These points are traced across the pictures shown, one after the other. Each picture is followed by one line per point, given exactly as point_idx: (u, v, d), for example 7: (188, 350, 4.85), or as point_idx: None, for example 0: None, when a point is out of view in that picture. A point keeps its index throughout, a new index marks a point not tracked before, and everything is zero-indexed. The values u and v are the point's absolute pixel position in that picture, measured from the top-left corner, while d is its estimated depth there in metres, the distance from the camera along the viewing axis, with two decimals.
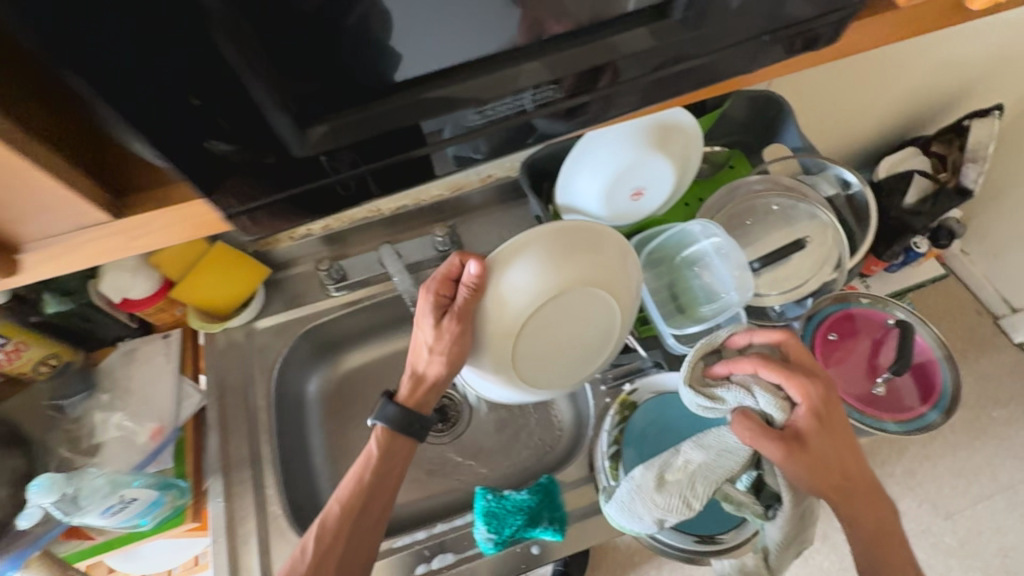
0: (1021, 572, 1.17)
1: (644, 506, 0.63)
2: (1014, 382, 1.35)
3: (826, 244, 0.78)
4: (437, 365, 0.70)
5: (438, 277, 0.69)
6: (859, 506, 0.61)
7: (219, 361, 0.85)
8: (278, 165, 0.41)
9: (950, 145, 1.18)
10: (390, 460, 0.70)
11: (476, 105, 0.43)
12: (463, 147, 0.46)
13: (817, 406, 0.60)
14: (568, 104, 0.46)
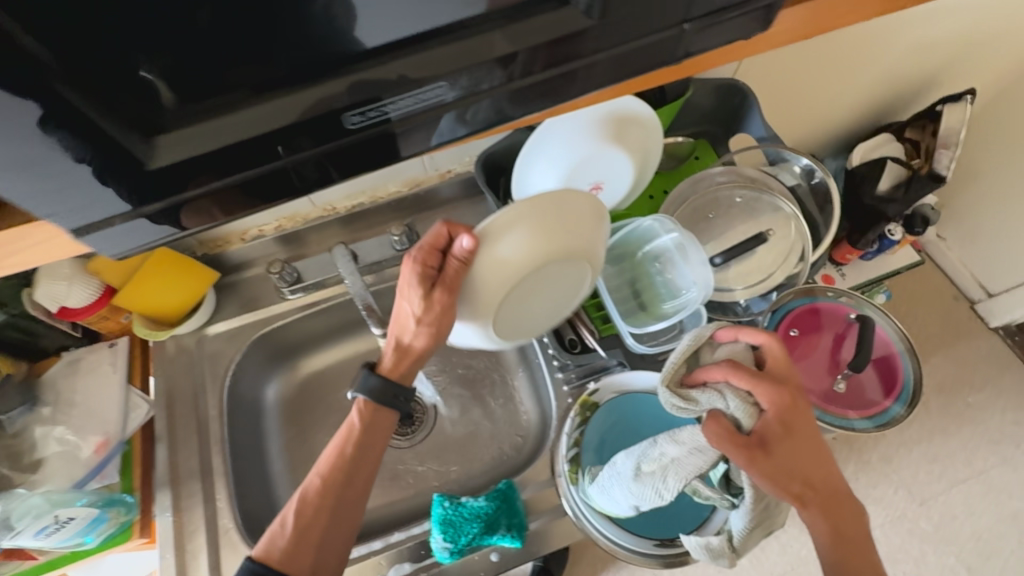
0: (995, 555, 1.17)
1: (621, 492, 0.63)
2: (990, 366, 1.34)
3: (789, 237, 0.76)
4: (424, 338, 0.67)
5: (425, 246, 0.65)
6: (825, 514, 0.58)
7: (168, 369, 0.82)
8: (226, 153, 0.40)
9: (922, 131, 1.15)
10: (375, 434, 0.69)
11: (377, 97, 0.40)
12: (372, 145, 0.44)
13: (786, 414, 0.56)
14: (485, 100, 0.43)
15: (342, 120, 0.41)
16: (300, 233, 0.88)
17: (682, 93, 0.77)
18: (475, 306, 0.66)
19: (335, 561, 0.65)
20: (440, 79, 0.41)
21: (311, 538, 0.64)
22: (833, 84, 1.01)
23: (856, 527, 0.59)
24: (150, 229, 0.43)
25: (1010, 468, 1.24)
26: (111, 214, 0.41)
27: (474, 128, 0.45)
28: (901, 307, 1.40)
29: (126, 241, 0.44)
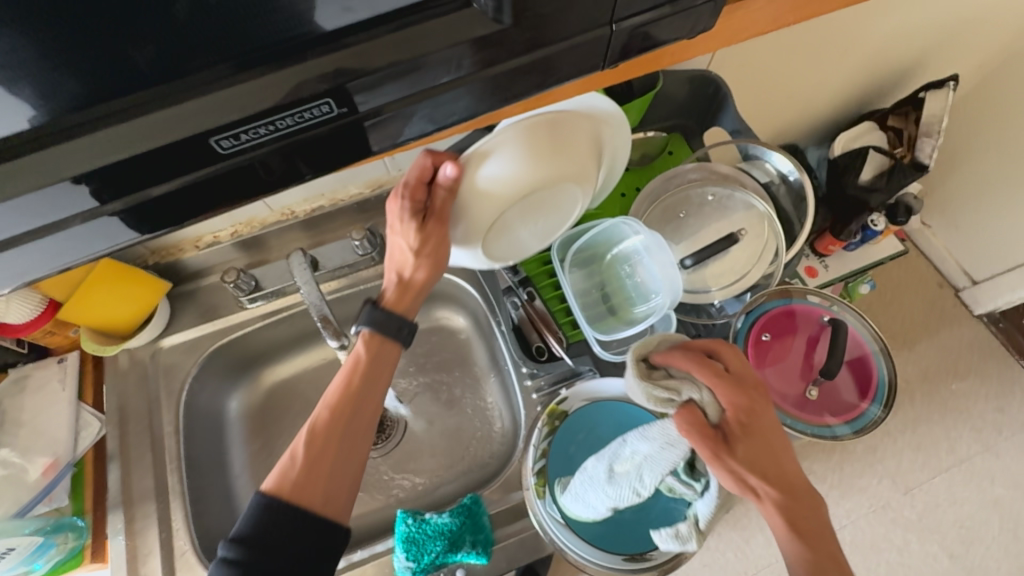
0: (976, 542, 1.18)
1: (596, 497, 0.61)
2: (974, 354, 1.32)
3: (762, 237, 0.74)
4: (424, 267, 0.66)
5: (409, 181, 0.64)
6: (795, 526, 0.54)
7: (120, 384, 0.78)
8: (180, 148, 0.33)
9: (906, 118, 1.12)
10: (380, 368, 0.66)
11: (250, 118, 0.33)
12: (254, 169, 0.37)
13: (748, 412, 0.55)
14: (388, 112, 0.36)
15: (211, 145, 0.34)
16: (259, 238, 0.84)
17: (652, 85, 0.74)
18: (468, 233, 0.64)
19: (347, 493, 0.61)
20: (325, 93, 0.33)
21: (320, 466, 0.61)
22: (814, 69, 0.97)
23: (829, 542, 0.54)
24: (116, 231, 0.38)
25: (992, 456, 1.24)
26: (69, 214, 0.35)
27: (386, 143, 0.39)
28: (885, 296, 1.37)
29: (87, 243, 0.38)
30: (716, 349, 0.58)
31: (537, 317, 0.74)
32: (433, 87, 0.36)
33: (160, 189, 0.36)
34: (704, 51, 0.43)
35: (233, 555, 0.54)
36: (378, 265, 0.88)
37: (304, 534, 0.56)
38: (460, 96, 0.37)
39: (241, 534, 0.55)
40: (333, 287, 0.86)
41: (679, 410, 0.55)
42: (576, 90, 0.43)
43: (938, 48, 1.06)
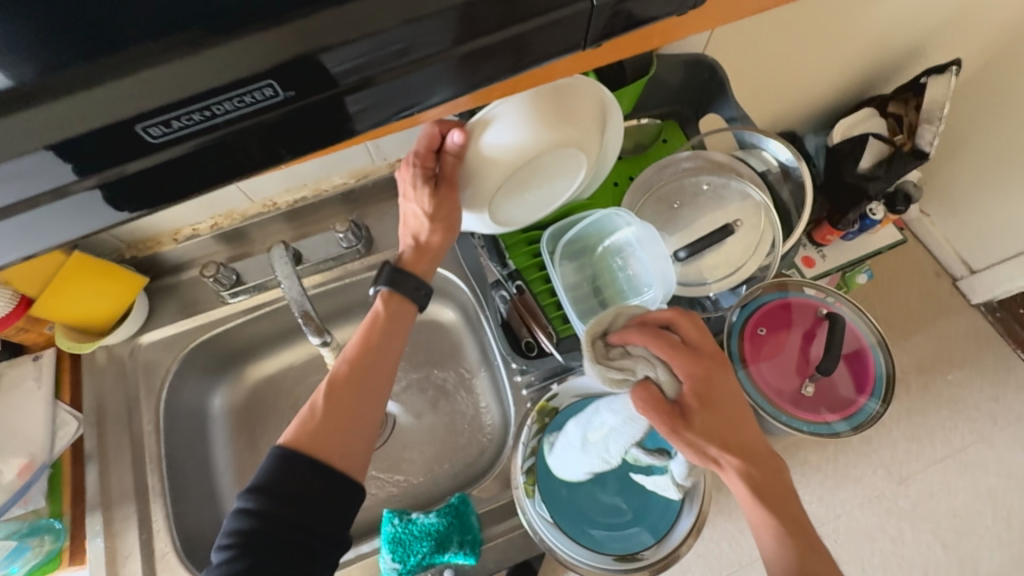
0: (969, 532, 1.17)
1: (570, 461, 0.64)
2: (970, 344, 1.31)
3: (758, 228, 0.71)
4: (440, 231, 0.68)
5: (419, 151, 0.65)
6: (758, 493, 0.54)
7: (99, 381, 0.76)
8: (130, 120, 0.28)
9: (906, 105, 1.10)
10: (396, 326, 0.67)
11: (180, 103, 0.29)
12: (193, 164, 0.32)
13: (705, 383, 0.55)
14: (342, 98, 0.32)
15: (137, 134, 0.29)
16: (240, 230, 0.82)
17: (646, 68, 0.70)
18: (478, 199, 0.65)
19: (365, 446, 0.61)
20: (267, 74, 0.29)
21: (338, 421, 0.60)
22: (812, 54, 0.94)
23: (792, 504, 0.55)
24: (98, 213, 0.33)
25: (987, 446, 1.23)
26: (36, 190, 0.30)
27: (347, 134, 0.35)
28: (881, 286, 1.36)
29: (73, 226, 0.33)
30: (672, 320, 0.57)
31: (526, 311, 0.71)
32: (391, 76, 0.32)
33: (134, 164, 0.31)
34: (704, 29, 0.40)
35: (253, 504, 0.54)
36: (364, 258, 0.85)
37: (323, 486, 0.56)
38: (425, 80, 0.33)
39: (260, 484, 0.55)
40: (317, 281, 0.84)
41: (635, 388, 0.54)
42: (566, 68, 0.40)
43: (942, 31, 1.03)
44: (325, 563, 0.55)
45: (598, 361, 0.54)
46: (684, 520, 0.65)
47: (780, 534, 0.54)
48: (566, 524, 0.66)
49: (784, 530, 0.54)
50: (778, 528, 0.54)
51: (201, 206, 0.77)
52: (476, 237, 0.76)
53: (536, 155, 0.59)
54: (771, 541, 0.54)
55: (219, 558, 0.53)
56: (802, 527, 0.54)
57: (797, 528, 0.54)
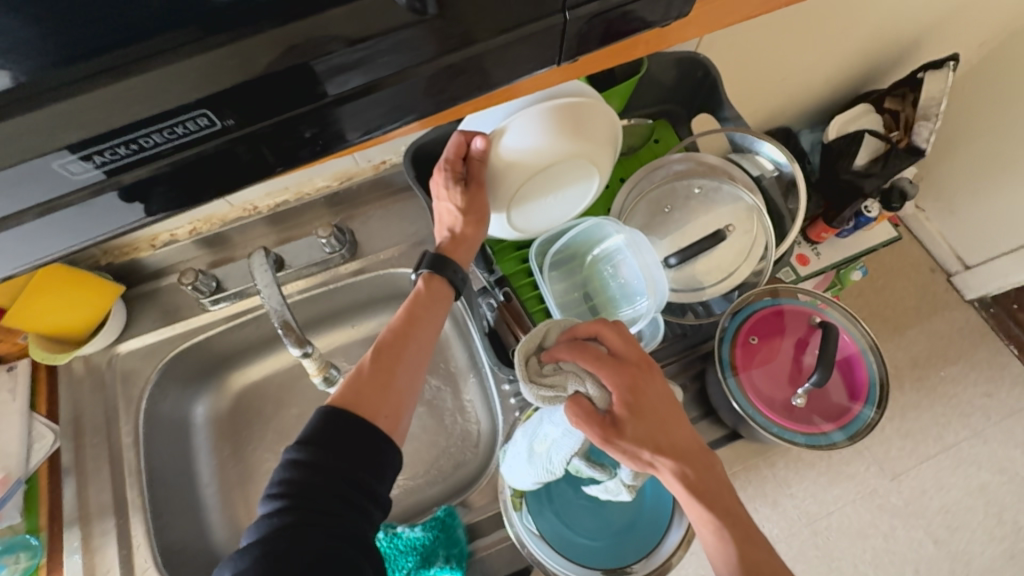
0: (961, 529, 1.17)
1: (518, 473, 0.62)
2: (963, 340, 1.30)
3: (751, 232, 0.70)
4: (475, 225, 0.65)
5: (448, 156, 0.62)
6: (694, 491, 0.52)
7: (77, 393, 0.74)
8: (77, 145, 0.26)
9: (903, 100, 1.07)
10: (436, 302, 0.65)
11: (102, 137, 0.26)
12: (163, 181, 0.29)
13: (632, 390, 0.54)
14: (288, 124, 0.30)
15: (56, 171, 0.27)
16: (221, 235, 0.79)
17: (636, 70, 0.68)
18: (499, 201, 0.64)
19: (404, 417, 0.59)
20: (199, 104, 0.26)
21: (382, 386, 0.59)
22: (808, 50, 0.91)
23: (730, 498, 0.53)
24: (122, 213, 0.31)
25: (979, 442, 1.22)
26: (69, 189, 0.28)
27: (299, 159, 0.32)
28: (876, 283, 1.35)
29: (93, 228, 0.31)
30: (598, 331, 0.57)
31: (512, 317, 0.69)
32: (343, 100, 0.29)
33: (129, 175, 0.29)
34: (695, 34, 0.38)
35: (301, 456, 0.50)
36: (350, 263, 0.83)
37: (372, 440, 0.53)
38: (381, 100, 0.30)
39: (307, 438, 0.51)
40: (300, 286, 0.81)
41: (567, 404, 0.54)
42: (554, 79, 0.38)
43: (941, 26, 1.00)
44: (370, 520, 0.52)
45: (530, 380, 0.54)
46: (673, 533, 0.64)
47: (717, 529, 0.52)
48: (554, 538, 0.65)
49: (724, 525, 0.52)
50: (718, 524, 0.52)
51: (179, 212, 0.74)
52: None
53: (552, 165, 0.60)
54: (712, 538, 0.52)
55: (268, 509, 0.49)
56: (742, 521, 0.52)
57: (737, 521, 0.52)
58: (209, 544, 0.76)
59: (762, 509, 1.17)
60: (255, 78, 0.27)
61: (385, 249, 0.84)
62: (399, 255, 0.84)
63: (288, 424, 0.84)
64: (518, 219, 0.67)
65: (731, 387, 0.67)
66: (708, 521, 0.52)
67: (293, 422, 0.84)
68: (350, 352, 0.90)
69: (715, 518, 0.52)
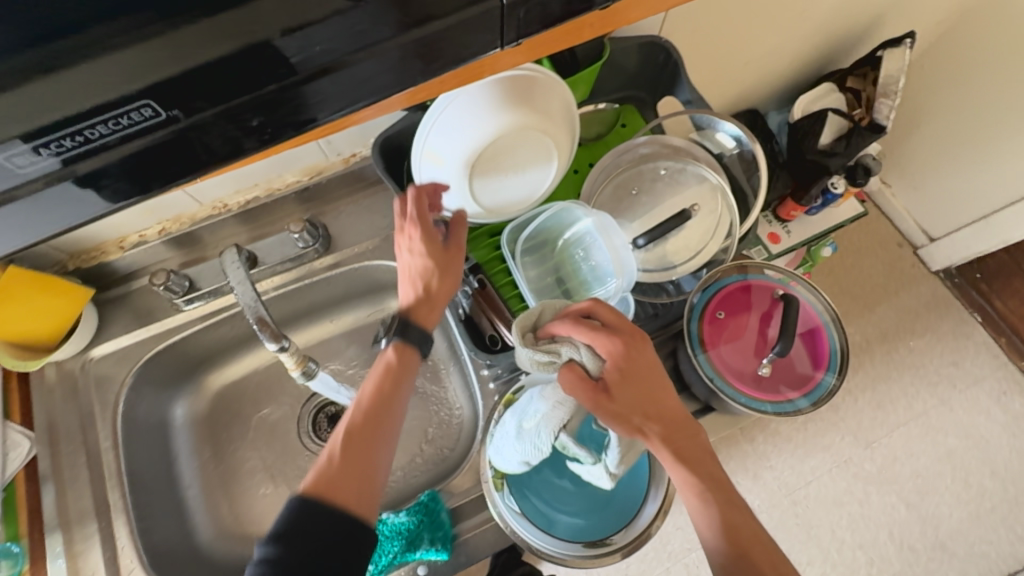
0: (932, 492, 1.22)
1: (506, 451, 0.63)
2: (929, 311, 1.35)
3: (716, 211, 0.72)
4: (445, 279, 0.65)
5: (414, 210, 0.64)
6: (679, 455, 0.54)
7: (49, 400, 0.73)
8: (25, 136, 0.27)
9: (865, 78, 1.11)
10: (399, 374, 0.62)
11: (46, 129, 0.28)
12: (112, 172, 0.31)
13: (625, 360, 0.56)
14: (227, 118, 0.31)
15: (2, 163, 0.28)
16: (191, 235, 0.79)
17: (599, 53, 0.69)
18: (456, 179, 0.66)
19: (376, 498, 0.57)
20: (142, 95, 0.28)
21: (358, 471, 0.56)
22: (769, 32, 0.93)
23: (713, 465, 0.55)
24: (104, 194, 0.33)
25: (946, 408, 1.28)
26: (57, 165, 0.30)
27: (246, 148, 0.34)
28: (845, 258, 1.40)
29: (66, 214, 0.33)
30: (593, 307, 0.58)
31: (487, 303, 0.70)
32: (283, 91, 0.31)
33: (84, 165, 0.30)
34: (657, 11, 0.41)
35: (271, 553, 0.49)
36: (325, 258, 0.83)
37: (343, 530, 0.52)
38: (323, 89, 0.32)
39: (278, 532, 0.51)
40: (276, 282, 0.81)
41: (563, 369, 0.57)
42: (514, 59, 0.40)
43: (896, 6, 1.03)
44: None
45: (527, 345, 0.58)
46: (650, 505, 0.66)
47: (702, 494, 0.53)
48: (535, 515, 0.67)
49: (707, 489, 0.54)
50: (701, 488, 0.54)
51: (145, 211, 0.74)
52: None
53: (498, 138, 0.62)
54: (696, 502, 0.54)
55: None
56: (722, 488, 0.54)
57: (718, 487, 0.54)
58: (195, 545, 0.76)
59: (743, 483, 1.21)
60: (224, 58, 0.28)
61: (359, 243, 0.84)
62: (374, 248, 0.84)
63: (270, 421, 0.85)
64: (479, 197, 0.69)
65: (700, 363, 0.69)
66: (692, 487, 0.54)
67: (275, 419, 0.85)
68: (329, 347, 0.90)
69: (698, 482, 0.54)
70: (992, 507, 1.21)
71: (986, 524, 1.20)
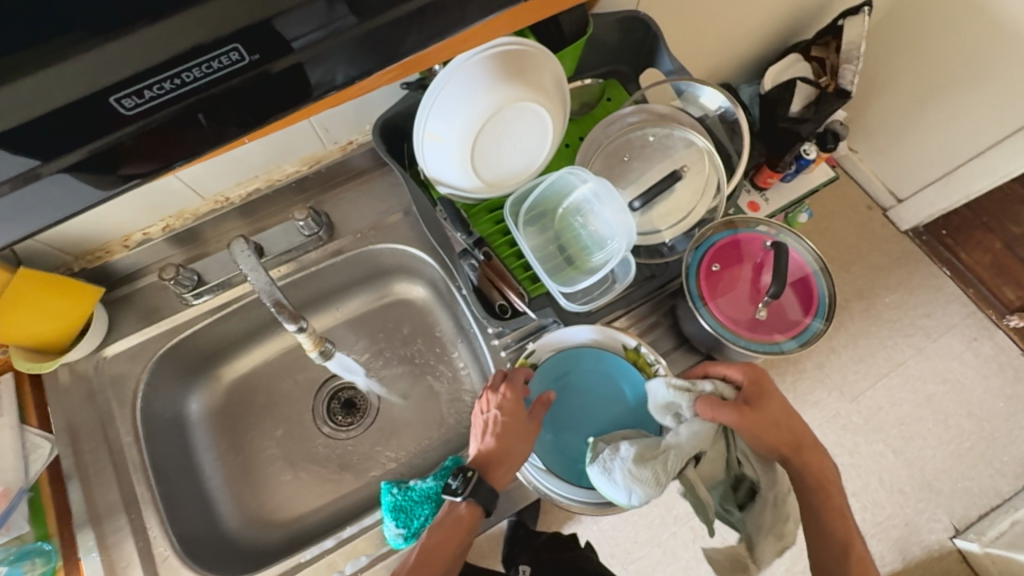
0: (916, 438, 1.29)
1: (624, 474, 0.60)
2: (903, 268, 1.42)
3: (703, 172, 0.77)
4: (520, 448, 0.67)
5: (512, 384, 0.69)
6: (818, 476, 0.67)
7: (65, 401, 0.74)
8: (137, 78, 0.31)
9: (827, 48, 1.17)
10: (466, 537, 0.63)
11: (151, 72, 0.31)
12: (189, 116, 0.35)
13: (759, 382, 0.67)
14: (303, 66, 0.36)
15: (111, 106, 0.32)
16: (194, 230, 0.80)
17: (584, 30, 0.70)
18: (457, 153, 0.68)
19: None
20: (231, 39, 0.32)
21: None
22: (739, 4, 0.97)
23: (833, 480, 0.68)
24: (75, 190, 0.36)
25: (924, 358, 1.35)
26: (151, 110, 0.33)
27: (309, 95, 0.38)
28: (820, 223, 1.47)
29: (39, 217, 0.37)
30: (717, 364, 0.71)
31: (494, 274, 0.73)
32: (345, 36, 0.35)
33: (52, 165, 0.34)
34: None
35: None
36: (328, 245, 0.84)
37: None
38: (373, 39, 0.36)
39: None
40: (283, 272, 0.82)
41: (699, 400, 0.64)
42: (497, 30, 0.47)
43: None
44: None
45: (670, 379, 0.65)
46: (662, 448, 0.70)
47: (837, 510, 0.66)
48: (560, 470, 0.70)
49: (831, 503, 0.66)
50: (823, 502, 0.66)
51: (148, 208, 0.74)
52: (437, 207, 0.75)
53: (496, 112, 0.65)
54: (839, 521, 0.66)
55: None
56: (842, 507, 0.67)
57: (837, 499, 0.67)
58: (223, 532, 0.77)
59: None
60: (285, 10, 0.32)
61: (362, 228, 0.85)
62: (376, 232, 0.85)
63: (285, 410, 0.86)
64: (479, 172, 0.72)
65: (701, 315, 0.73)
66: (818, 500, 0.66)
67: (290, 409, 0.86)
68: (336, 335, 0.91)
69: (821, 495, 0.66)
70: (971, 447, 1.29)
71: (966, 463, 1.28)
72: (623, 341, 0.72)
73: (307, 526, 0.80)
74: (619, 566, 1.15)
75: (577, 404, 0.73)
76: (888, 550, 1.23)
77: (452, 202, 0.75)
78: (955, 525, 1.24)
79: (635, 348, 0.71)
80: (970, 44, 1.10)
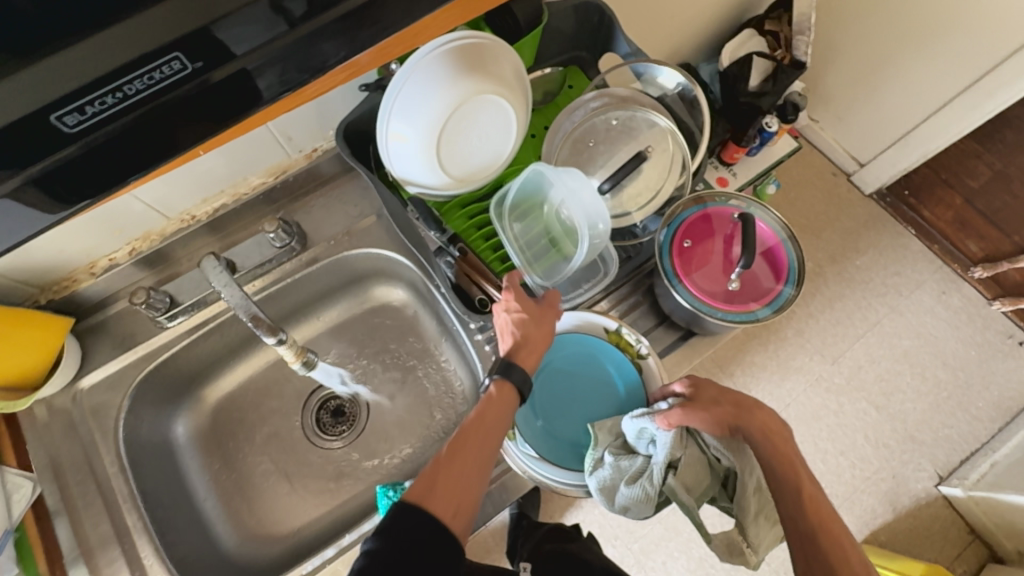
0: (895, 393, 1.34)
1: (611, 495, 0.67)
2: (870, 230, 1.46)
3: (669, 150, 0.78)
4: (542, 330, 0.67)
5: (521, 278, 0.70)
6: (764, 436, 0.64)
7: (45, 438, 0.73)
8: (81, 92, 0.30)
9: (780, 22, 1.19)
10: (506, 408, 0.62)
11: (91, 87, 0.30)
12: (132, 129, 0.33)
13: (696, 381, 0.67)
14: (243, 75, 0.35)
15: (53, 124, 0.30)
16: (162, 251, 0.78)
17: (539, 19, 0.71)
18: (423, 151, 0.68)
19: (468, 510, 0.55)
20: (172, 47, 0.31)
21: (452, 486, 0.55)
22: None
23: (786, 437, 0.64)
24: (14, 215, 0.34)
25: (897, 315, 1.39)
26: (95, 124, 0.32)
27: (257, 101, 0.37)
28: (789, 193, 1.50)
29: None
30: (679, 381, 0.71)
31: (471, 269, 0.74)
32: (293, 39, 0.34)
33: None
34: None
35: (376, 547, 0.49)
36: (302, 254, 0.83)
37: (440, 543, 0.51)
38: (321, 41, 0.35)
39: (382, 528, 0.51)
40: (258, 286, 0.81)
41: (657, 418, 0.64)
42: (442, 22, 0.44)
43: None
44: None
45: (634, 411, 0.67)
46: None
47: (788, 466, 0.62)
48: (555, 457, 0.71)
49: (781, 453, 0.62)
50: (771, 452, 0.63)
51: (113, 231, 0.73)
52: (409, 207, 0.75)
53: (458, 107, 0.65)
54: (789, 478, 0.61)
55: None
56: (791, 459, 0.62)
57: (788, 450, 0.63)
58: (221, 553, 0.77)
59: None
60: (215, 21, 0.31)
61: (334, 234, 0.84)
62: (350, 238, 0.85)
63: (274, 425, 0.85)
64: (448, 168, 0.72)
65: (677, 291, 0.75)
66: (767, 450, 0.63)
67: (278, 423, 0.85)
68: (319, 344, 0.90)
69: (768, 445, 0.63)
70: (948, 396, 1.34)
71: (944, 412, 1.33)
72: (604, 325, 0.74)
73: (306, 538, 0.79)
74: (623, 547, 1.17)
75: (564, 390, 0.74)
76: (878, 504, 1.27)
77: (422, 201, 0.75)
78: (939, 473, 1.29)
79: (617, 331, 0.73)
80: (919, 7, 1.13)
